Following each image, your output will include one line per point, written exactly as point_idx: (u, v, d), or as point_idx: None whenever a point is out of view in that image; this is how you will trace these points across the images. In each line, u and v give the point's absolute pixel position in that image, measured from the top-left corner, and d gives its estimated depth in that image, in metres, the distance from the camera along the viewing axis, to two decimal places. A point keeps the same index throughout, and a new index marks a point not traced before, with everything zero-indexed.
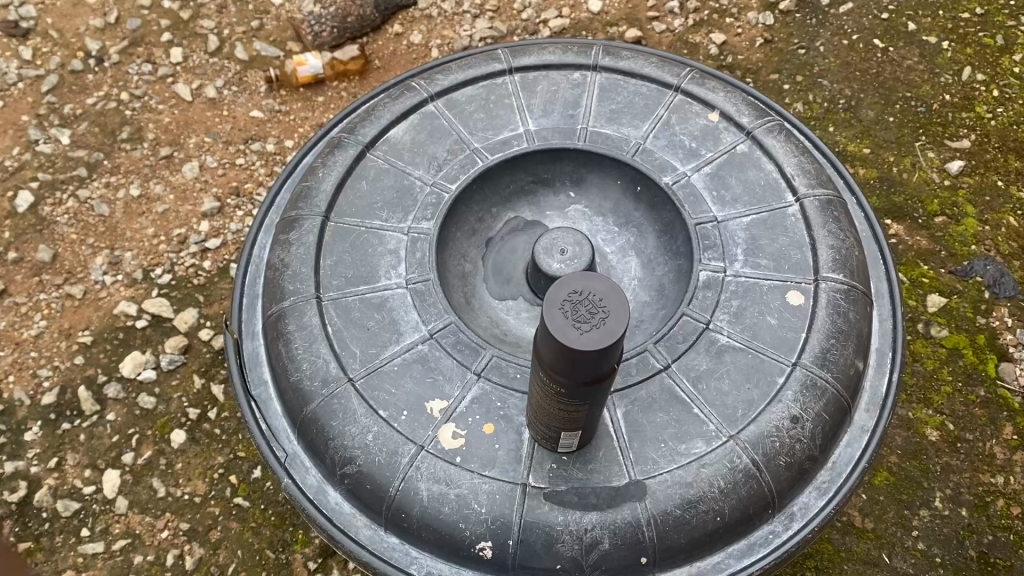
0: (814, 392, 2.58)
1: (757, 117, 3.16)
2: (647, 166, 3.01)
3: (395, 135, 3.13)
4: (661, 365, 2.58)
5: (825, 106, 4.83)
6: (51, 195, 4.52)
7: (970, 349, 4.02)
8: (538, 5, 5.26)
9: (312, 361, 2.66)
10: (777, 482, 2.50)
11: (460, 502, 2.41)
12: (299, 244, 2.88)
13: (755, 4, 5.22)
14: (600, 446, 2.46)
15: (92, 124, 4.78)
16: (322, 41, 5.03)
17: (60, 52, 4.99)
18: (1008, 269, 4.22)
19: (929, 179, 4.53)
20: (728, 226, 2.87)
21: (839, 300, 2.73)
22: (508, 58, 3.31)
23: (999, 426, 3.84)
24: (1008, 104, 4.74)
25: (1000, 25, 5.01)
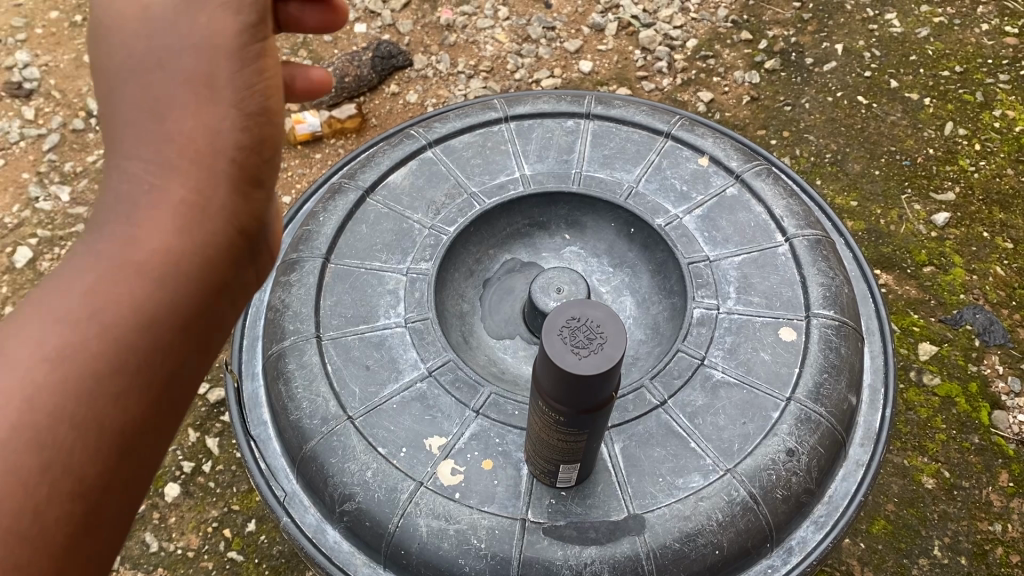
0: (809, 425, 2.61)
1: (746, 161, 3.25)
2: (640, 208, 3.09)
3: (394, 181, 3.21)
4: (657, 401, 2.62)
5: (812, 160, 4.96)
6: (49, 251, 4.60)
7: (963, 397, 4.06)
8: (531, 66, 5.42)
9: (312, 400, 2.68)
10: (775, 515, 2.51)
11: (459, 537, 2.41)
12: (299, 285, 2.93)
13: (741, 64, 5.40)
14: (598, 480, 2.48)
15: (92, 181, 4.87)
16: (320, 101, 5.12)
17: (62, 112, 5.13)
18: (997, 318, 4.28)
19: (916, 231, 4.63)
20: (720, 265, 2.94)
21: (831, 336, 2.79)
22: (504, 107, 3.41)
23: (994, 473, 3.85)
24: (989, 158, 4.86)
25: (979, 82, 5.16)
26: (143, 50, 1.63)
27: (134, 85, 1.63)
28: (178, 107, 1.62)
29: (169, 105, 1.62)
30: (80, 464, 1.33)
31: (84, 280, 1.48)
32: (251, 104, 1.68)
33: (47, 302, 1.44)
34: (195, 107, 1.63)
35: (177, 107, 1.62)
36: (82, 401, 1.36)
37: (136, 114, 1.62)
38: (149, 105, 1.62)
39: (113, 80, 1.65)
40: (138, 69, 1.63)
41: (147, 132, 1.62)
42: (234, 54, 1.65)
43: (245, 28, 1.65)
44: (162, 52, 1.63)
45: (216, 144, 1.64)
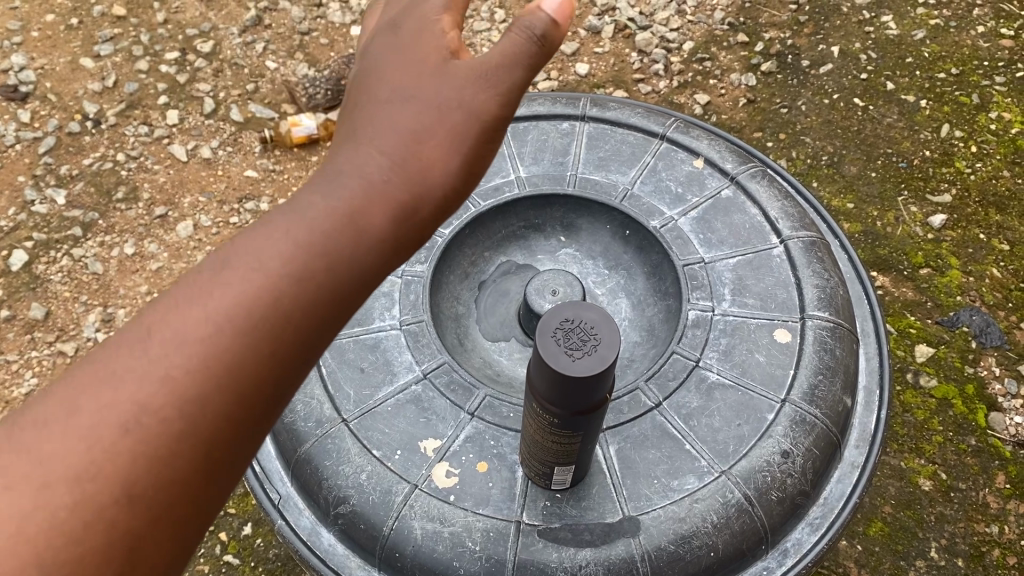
0: (804, 427, 2.61)
1: (741, 163, 3.25)
2: (635, 210, 3.09)
3: None
4: (652, 403, 2.61)
5: (808, 162, 4.96)
6: (45, 254, 4.59)
7: (960, 399, 4.06)
8: None
9: (307, 402, 2.67)
10: (770, 517, 2.51)
11: (454, 540, 2.41)
12: None
13: (737, 67, 5.40)
14: (593, 483, 2.47)
15: (88, 184, 4.86)
16: (316, 104, 5.12)
17: (58, 115, 5.13)
18: (994, 320, 4.29)
19: (913, 233, 4.63)
20: (715, 267, 2.93)
21: (825, 337, 2.79)
22: None
23: (991, 475, 3.85)
24: (985, 160, 4.87)
25: (975, 84, 5.16)
26: (418, 57, 1.53)
27: (389, 89, 1.52)
28: (419, 117, 1.46)
29: (414, 114, 1.46)
30: (145, 471, 1.17)
31: (255, 262, 1.28)
32: (483, 152, 1.49)
33: (223, 277, 1.27)
34: (435, 129, 1.45)
35: (420, 118, 1.46)
36: (189, 411, 1.20)
37: (375, 112, 1.50)
38: (395, 104, 1.49)
39: (379, 77, 1.56)
40: (403, 71, 1.53)
41: (374, 126, 1.47)
42: (491, 99, 1.46)
43: (514, 89, 1.46)
44: (433, 67, 1.51)
45: (431, 167, 1.43)
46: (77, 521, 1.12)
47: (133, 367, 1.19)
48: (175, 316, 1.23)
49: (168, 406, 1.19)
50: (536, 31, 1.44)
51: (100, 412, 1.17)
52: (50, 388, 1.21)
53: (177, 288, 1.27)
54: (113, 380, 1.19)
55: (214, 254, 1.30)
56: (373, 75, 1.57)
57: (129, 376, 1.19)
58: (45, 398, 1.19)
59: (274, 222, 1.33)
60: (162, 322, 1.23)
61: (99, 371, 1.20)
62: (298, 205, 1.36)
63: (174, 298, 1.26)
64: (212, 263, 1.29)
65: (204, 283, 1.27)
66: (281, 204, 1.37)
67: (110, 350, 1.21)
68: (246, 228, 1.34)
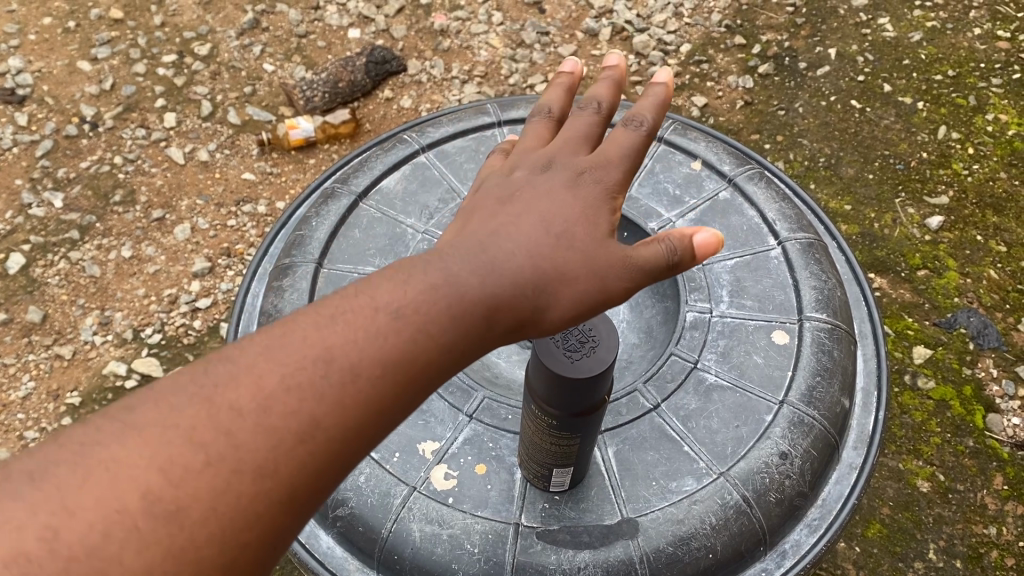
0: (802, 429, 2.61)
1: (738, 165, 3.26)
2: (633, 212, 3.09)
3: (387, 185, 3.22)
4: (650, 405, 2.61)
5: (806, 164, 4.96)
6: (42, 257, 4.59)
7: (957, 400, 4.06)
8: (525, 71, 5.42)
9: None
10: (768, 519, 2.50)
11: (452, 542, 2.40)
12: (292, 290, 2.93)
13: (734, 69, 5.41)
14: (592, 484, 2.47)
15: (85, 187, 4.86)
16: (314, 106, 5.12)
17: (55, 118, 5.12)
18: (991, 321, 4.29)
19: (910, 235, 4.63)
20: (713, 269, 2.94)
21: (823, 339, 2.79)
22: (497, 112, 3.44)
23: (989, 476, 3.85)
24: (982, 162, 4.87)
25: (972, 86, 5.17)
26: (585, 192, 1.62)
27: (548, 203, 1.59)
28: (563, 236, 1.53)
29: (568, 236, 1.53)
30: (250, 509, 1.19)
31: (412, 334, 1.34)
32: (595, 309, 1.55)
33: (385, 324, 1.33)
34: (578, 262, 1.51)
35: (573, 240, 1.53)
36: (315, 469, 1.24)
37: (528, 212, 1.57)
38: (551, 218, 1.55)
39: (541, 189, 1.64)
40: (565, 193, 1.62)
41: (523, 227, 1.54)
42: (635, 273, 1.55)
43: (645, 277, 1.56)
44: (596, 206, 1.60)
45: (555, 302, 1.49)
46: (172, 528, 1.11)
47: (296, 398, 1.23)
48: (340, 361, 1.28)
49: (306, 453, 1.23)
50: (677, 255, 1.57)
51: (256, 433, 1.20)
52: (217, 369, 1.24)
53: (350, 323, 1.32)
54: (280, 390, 1.23)
55: (384, 299, 1.36)
56: (533, 186, 1.66)
57: (293, 404, 1.23)
58: (212, 382, 1.22)
59: (432, 287, 1.40)
60: (331, 361, 1.27)
61: (266, 375, 1.24)
62: (452, 280, 1.42)
63: (345, 328, 1.31)
64: (381, 311, 1.34)
65: (370, 333, 1.32)
66: (436, 269, 1.43)
67: (284, 365, 1.25)
68: (407, 279, 1.40)
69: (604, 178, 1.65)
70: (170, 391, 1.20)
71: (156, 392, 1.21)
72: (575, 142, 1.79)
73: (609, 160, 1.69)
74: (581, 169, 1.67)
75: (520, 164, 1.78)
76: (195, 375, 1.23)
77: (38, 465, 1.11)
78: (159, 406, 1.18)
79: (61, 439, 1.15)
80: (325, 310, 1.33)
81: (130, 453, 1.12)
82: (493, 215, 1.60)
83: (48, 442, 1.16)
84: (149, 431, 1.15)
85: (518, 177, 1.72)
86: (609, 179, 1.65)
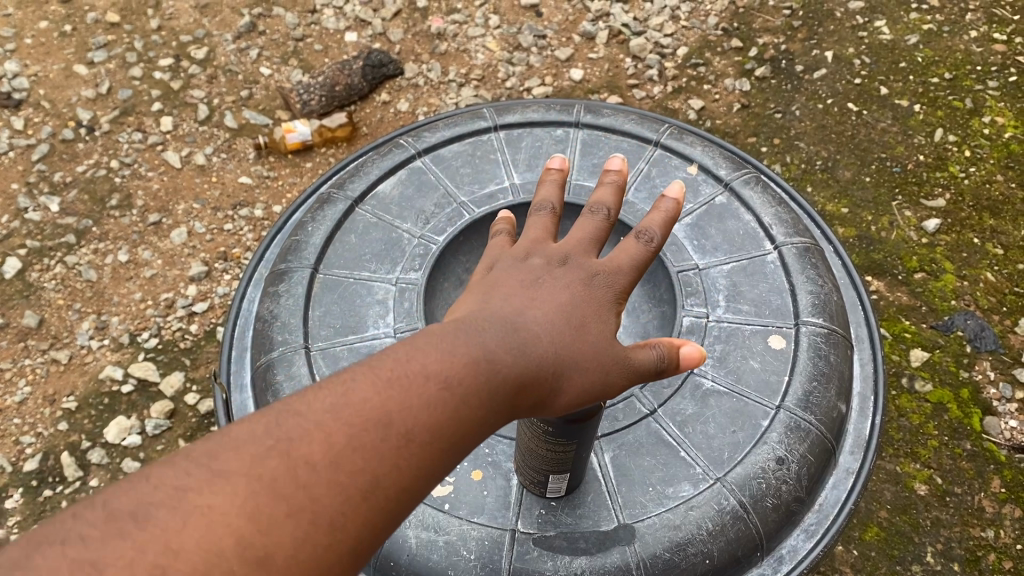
0: (799, 434, 2.60)
1: (735, 170, 3.26)
2: (629, 217, 3.09)
3: (383, 190, 3.21)
4: (647, 410, 2.61)
5: (802, 167, 4.97)
6: (39, 261, 4.58)
7: (955, 403, 4.06)
8: (522, 74, 5.42)
9: None
10: (766, 524, 2.49)
11: (449, 549, 2.39)
12: (288, 296, 2.92)
13: (731, 72, 5.42)
14: (588, 490, 2.47)
15: (82, 192, 4.85)
16: (310, 110, 5.12)
17: (52, 122, 5.12)
18: (988, 324, 4.29)
19: (907, 237, 4.63)
20: (709, 273, 2.93)
21: (820, 343, 2.78)
22: (492, 116, 3.44)
23: (987, 479, 3.84)
24: (979, 164, 4.87)
25: (968, 89, 5.17)
26: (598, 293, 1.52)
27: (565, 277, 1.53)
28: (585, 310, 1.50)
29: (584, 333, 1.46)
30: (326, 564, 1.10)
31: (460, 406, 1.27)
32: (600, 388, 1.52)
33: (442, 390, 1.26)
34: (587, 366, 1.45)
35: (586, 341, 1.46)
36: (375, 532, 1.16)
37: (547, 301, 1.48)
38: (570, 310, 1.47)
39: (559, 279, 1.52)
40: (581, 290, 1.51)
41: (546, 313, 1.45)
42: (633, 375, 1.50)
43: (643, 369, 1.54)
44: (604, 313, 1.50)
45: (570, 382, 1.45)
46: None
47: (362, 459, 1.16)
48: (398, 427, 1.20)
49: (367, 515, 1.15)
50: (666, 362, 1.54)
51: (329, 492, 1.12)
52: (289, 423, 1.16)
53: (406, 387, 1.24)
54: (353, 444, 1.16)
55: (435, 366, 1.28)
56: (551, 273, 1.53)
57: (360, 463, 1.15)
58: (285, 435, 1.14)
59: (477, 358, 1.32)
60: (390, 426, 1.19)
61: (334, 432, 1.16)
62: (491, 355, 1.34)
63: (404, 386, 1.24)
64: (432, 378, 1.26)
65: (424, 399, 1.24)
66: (480, 332, 1.37)
67: (347, 425, 1.17)
68: (452, 348, 1.31)
69: (615, 283, 1.54)
70: (247, 440, 1.13)
71: (231, 440, 1.12)
72: (589, 236, 1.62)
73: (619, 266, 1.57)
74: (593, 267, 1.56)
75: (536, 249, 1.60)
76: (266, 426, 1.15)
77: (138, 505, 1.03)
78: (240, 456, 1.10)
79: (153, 475, 1.07)
80: (381, 372, 1.25)
81: (220, 501, 1.05)
82: (518, 292, 1.49)
83: (133, 478, 1.07)
84: (232, 482, 1.07)
85: (533, 260, 1.57)
86: (621, 284, 1.54)
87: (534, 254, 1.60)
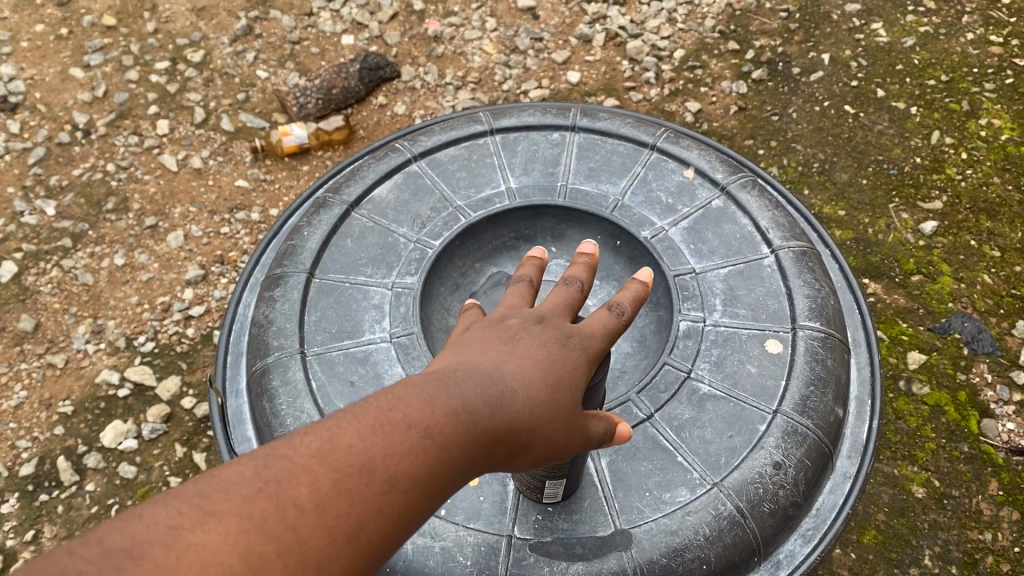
0: (796, 438, 2.60)
1: (732, 173, 3.25)
2: (625, 221, 3.08)
3: (379, 194, 3.21)
4: (644, 415, 2.60)
5: (800, 169, 4.97)
6: (35, 265, 4.57)
7: (952, 406, 4.06)
8: (518, 77, 5.42)
9: (296, 417, 2.63)
10: (763, 529, 2.48)
11: (445, 555, 2.38)
12: (284, 300, 2.91)
13: (728, 75, 5.42)
14: (585, 495, 2.47)
15: (78, 196, 4.84)
16: (307, 113, 5.11)
17: (48, 125, 5.11)
18: (985, 326, 4.29)
19: (904, 240, 4.63)
20: (706, 277, 2.93)
21: (816, 348, 2.78)
22: (489, 120, 3.43)
23: (984, 482, 3.84)
24: (976, 166, 4.87)
25: (965, 91, 5.17)
26: (572, 354, 1.49)
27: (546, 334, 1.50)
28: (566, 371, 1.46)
29: (560, 389, 1.43)
30: None
31: (441, 455, 1.24)
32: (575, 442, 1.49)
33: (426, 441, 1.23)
34: (559, 424, 1.43)
35: (562, 398, 1.43)
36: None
37: (525, 356, 1.44)
38: (549, 367, 1.44)
39: (536, 337, 1.49)
40: (556, 349, 1.48)
41: (525, 367, 1.42)
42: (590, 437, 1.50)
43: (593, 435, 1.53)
44: (577, 376, 1.47)
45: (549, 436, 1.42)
46: None
47: (347, 503, 1.14)
48: (382, 473, 1.18)
49: (350, 559, 1.13)
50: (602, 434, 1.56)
51: (316, 534, 1.10)
52: (275, 465, 1.14)
53: (389, 433, 1.21)
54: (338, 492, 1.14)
55: (417, 414, 1.25)
56: (528, 332, 1.49)
57: (346, 507, 1.13)
58: (273, 477, 1.12)
59: (459, 407, 1.29)
60: (374, 471, 1.17)
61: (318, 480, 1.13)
62: (472, 405, 1.31)
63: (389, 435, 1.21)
64: (415, 426, 1.23)
65: (408, 446, 1.21)
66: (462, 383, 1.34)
67: (332, 470, 1.15)
68: (434, 397, 1.28)
69: (588, 347, 1.52)
70: (236, 482, 1.11)
71: (220, 483, 1.10)
72: (562, 303, 1.60)
73: (592, 332, 1.55)
74: (568, 329, 1.53)
75: (512, 312, 1.57)
76: (254, 469, 1.13)
77: (132, 541, 1.01)
78: (230, 496, 1.08)
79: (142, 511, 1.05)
80: (364, 419, 1.22)
81: (211, 538, 1.04)
82: (497, 345, 1.45)
83: (124, 516, 1.04)
84: (223, 521, 1.06)
85: (509, 321, 1.54)
86: (593, 349, 1.52)
87: (509, 315, 1.57)
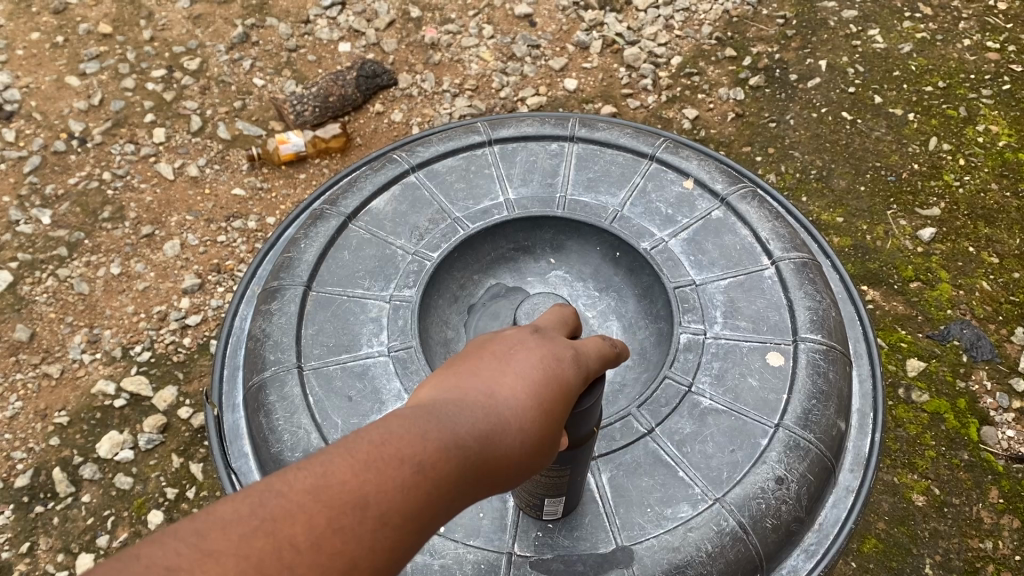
0: (798, 453, 2.57)
1: (732, 184, 3.24)
2: (625, 232, 3.06)
3: (377, 206, 3.19)
4: (644, 429, 2.59)
5: (798, 176, 4.95)
6: (30, 274, 4.54)
7: (952, 413, 4.04)
8: (516, 84, 5.40)
9: (293, 432, 2.60)
10: (765, 545, 2.46)
11: (444, 572, 2.35)
12: (281, 314, 2.89)
13: (725, 81, 5.40)
14: (586, 512, 2.44)
15: (74, 204, 4.81)
16: (304, 120, 5.08)
17: (43, 133, 5.08)
18: (985, 333, 4.27)
19: (902, 246, 4.62)
20: (706, 289, 2.91)
21: (818, 360, 2.76)
22: (487, 131, 3.41)
23: (985, 490, 3.82)
24: (974, 172, 4.85)
25: (962, 97, 5.16)
26: (564, 375, 1.40)
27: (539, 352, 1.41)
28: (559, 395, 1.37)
29: (551, 416, 1.34)
30: None
31: (434, 490, 1.13)
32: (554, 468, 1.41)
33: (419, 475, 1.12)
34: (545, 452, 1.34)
35: (553, 424, 1.34)
36: None
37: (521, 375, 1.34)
38: (543, 388, 1.35)
39: (530, 355, 1.39)
40: (552, 369, 1.39)
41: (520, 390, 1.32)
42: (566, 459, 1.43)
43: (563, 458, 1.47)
44: (568, 399, 1.39)
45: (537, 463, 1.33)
46: None
47: (339, 542, 1.02)
48: (376, 509, 1.06)
49: None
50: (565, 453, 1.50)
51: None
52: (269, 501, 1.01)
53: (382, 467, 1.10)
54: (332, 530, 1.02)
55: (410, 448, 1.13)
56: (522, 347, 1.40)
57: (339, 546, 1.01)
58: (269, 514, 1.00)
59: (454, 437, 1.19)
60: (367, 508, 1.06)
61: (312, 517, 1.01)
62: (464, 437, 1.21)
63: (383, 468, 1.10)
64: (408, 460, 1.12)
65: (402, 481, 1.10)
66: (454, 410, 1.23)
67: (326, 504, 1.03)
68: (428, 429, 1.17)
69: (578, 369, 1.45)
70: (229, 519, 0.98)
71: (213, 520, 0.98)
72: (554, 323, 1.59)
73: (582, 360, 1.49)
74: (560, 350, 1.45)
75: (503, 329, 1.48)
76: (251, 505, 1.00)
77: None
78: (227, 537, 0.96)
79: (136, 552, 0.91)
80: (357, 453, 1.10)
81: None
82: (492, 360, 1.35)
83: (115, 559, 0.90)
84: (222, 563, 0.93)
85: (501, 335, 1.44)
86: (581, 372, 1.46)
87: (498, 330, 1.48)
